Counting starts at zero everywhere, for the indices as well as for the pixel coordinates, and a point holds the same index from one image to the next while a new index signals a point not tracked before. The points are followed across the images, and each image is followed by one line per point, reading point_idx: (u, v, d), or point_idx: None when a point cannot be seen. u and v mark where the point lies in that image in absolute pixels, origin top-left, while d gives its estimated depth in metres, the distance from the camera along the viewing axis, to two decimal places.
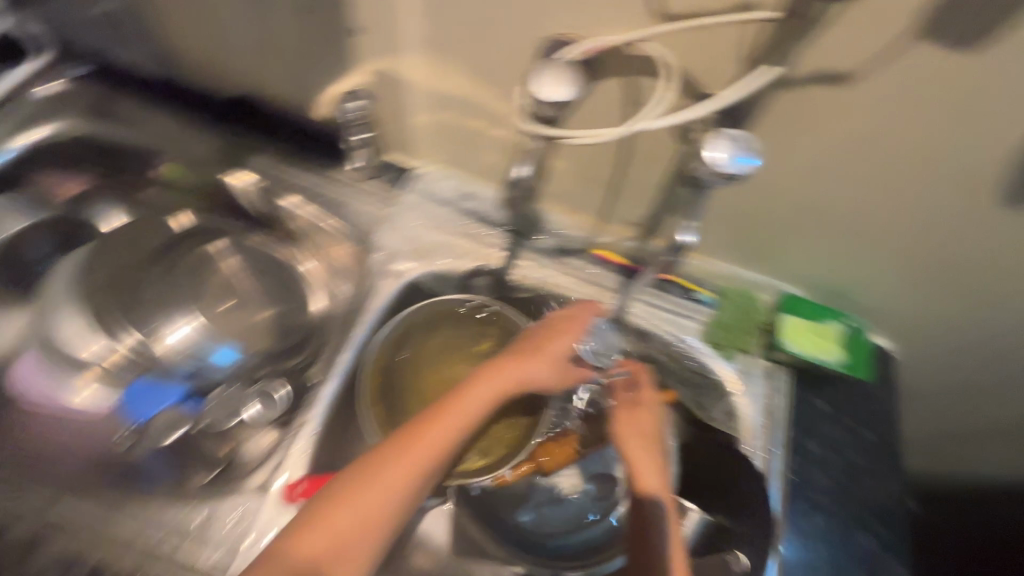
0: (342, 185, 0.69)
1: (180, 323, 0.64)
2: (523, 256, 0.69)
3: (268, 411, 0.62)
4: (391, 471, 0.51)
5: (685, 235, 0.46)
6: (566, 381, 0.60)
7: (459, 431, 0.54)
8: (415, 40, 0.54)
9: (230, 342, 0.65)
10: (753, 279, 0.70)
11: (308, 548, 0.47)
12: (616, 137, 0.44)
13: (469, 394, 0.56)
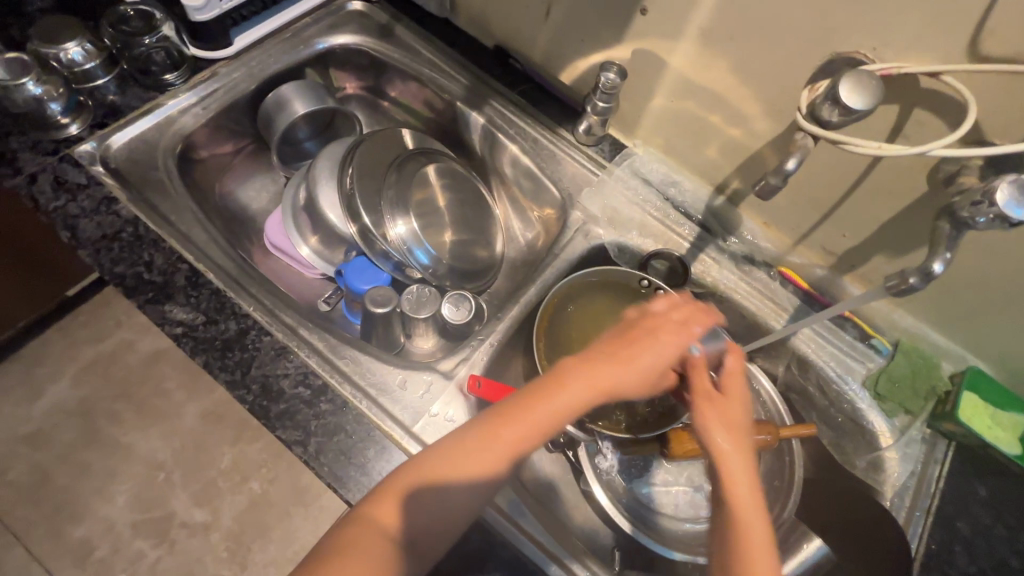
0: (562, 145, 0.76)
1: (399, 220, 0.72)
2: (708, 254, 0.72)
3: (454, 317, 0.68)
4: (475, 458, 0.46)
5: (937, 267, 0.45)
6: (650, 390, 0.49)
7: (532, 425, 0.47)
8: (696, 30, 0.59)
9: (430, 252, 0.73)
10: (939, 344, 0.67)
11: (381, 510, 0.45)
12: (898, 155, 0.46)
13: (557, 384, 0.48)
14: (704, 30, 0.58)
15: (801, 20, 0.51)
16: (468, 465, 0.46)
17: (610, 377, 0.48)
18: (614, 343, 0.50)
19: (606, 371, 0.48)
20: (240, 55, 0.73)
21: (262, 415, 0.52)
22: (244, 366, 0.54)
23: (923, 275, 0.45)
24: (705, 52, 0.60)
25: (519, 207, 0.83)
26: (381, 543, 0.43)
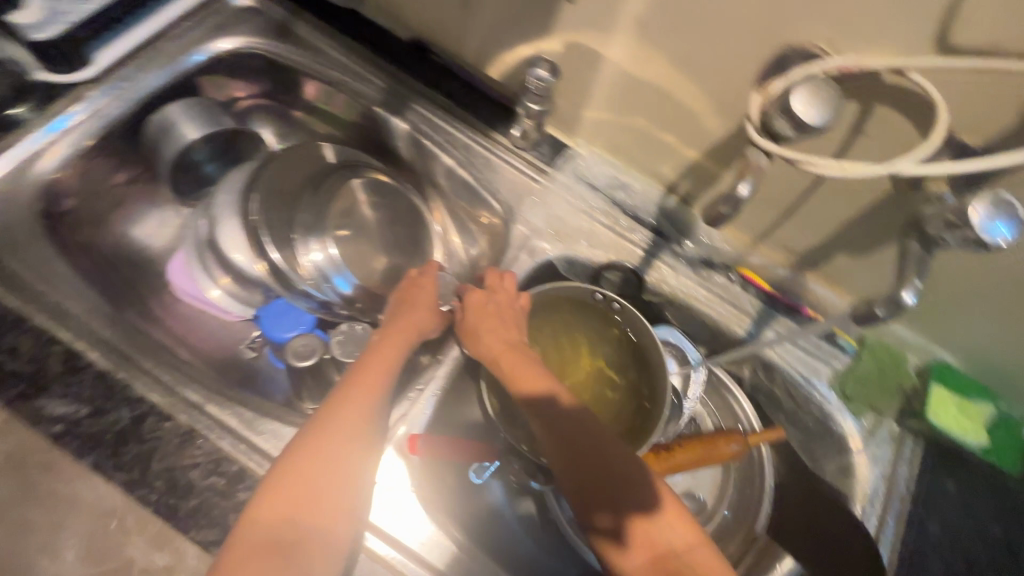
0: (497, 149, 0.68)
1: (313, 247, 0.66)
2: (663, 260, 0.67)
3: None
4: (345, 421, 0.48)
5: (909, 295, 0.41)
6: (445, 322, 0.61)
7: (365, 389, 0.51)
8: (631, 19, 0.51)
9: (350, 276, 0.67)
10: (906, 338, 0.65)
11: (264, 517, 0.43)
12: (868, 174, 0.39)
13: (374, 357, 0.54)
14: (640, 20, 0.51)
15: (746, 8, 0.44)
16: (338, 441, 0.47)
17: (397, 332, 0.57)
18: (398, 310, 0.60)
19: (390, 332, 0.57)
20: (106, 74, 0.62)
21: (169, 517, 0.46)
22: (142, 461, 0.47)
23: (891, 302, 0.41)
24: (643, 45, 0.52)
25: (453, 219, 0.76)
26: (267, 551, 0.41)
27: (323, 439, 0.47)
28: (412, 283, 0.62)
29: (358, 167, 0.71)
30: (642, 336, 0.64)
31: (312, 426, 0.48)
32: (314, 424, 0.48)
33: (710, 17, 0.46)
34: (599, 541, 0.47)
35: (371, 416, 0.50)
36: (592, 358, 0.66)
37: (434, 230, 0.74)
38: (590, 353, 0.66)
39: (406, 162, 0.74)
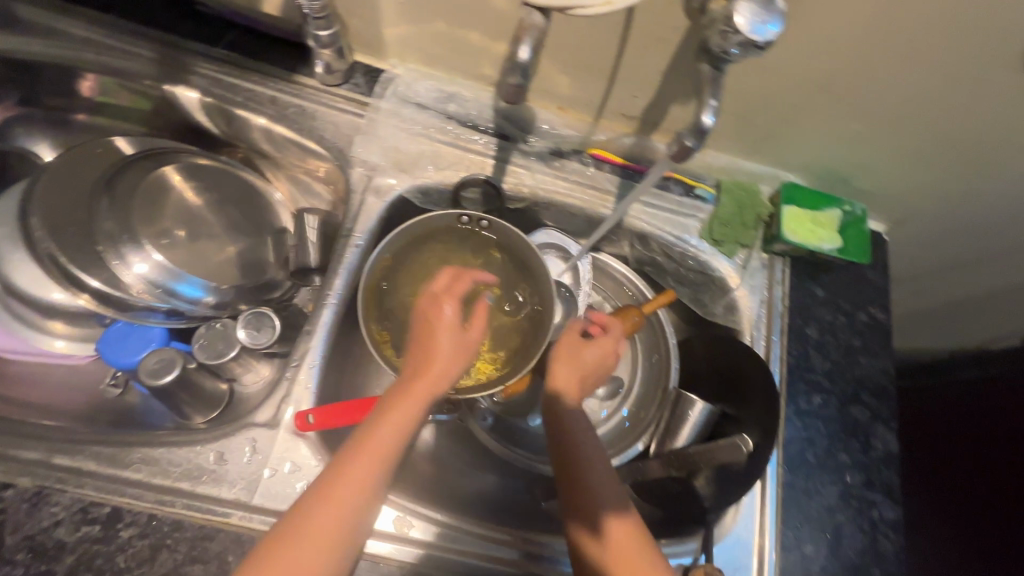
0: (308, 94, 0.62)
1: (136, 259, 0.59)
2: (515, 162, 0.65)
3: (254, 339, 0.58)
4: (315, 534, 0.40)
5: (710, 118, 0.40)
6: (461, 362, 0.47)
7: (376, 464, 0.43)
8: None
9: (192, 277, 0.61)
10: (754, 170, 0.68)
11: None
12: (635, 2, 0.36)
13: (383, 439, 0.43)
14: None
15: None
16: (334, 518, 0.41)
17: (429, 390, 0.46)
18: (424, 355, 0.47)
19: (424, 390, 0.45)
20: None
21: None
22: None
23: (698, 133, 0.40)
24: None
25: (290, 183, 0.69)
26: None
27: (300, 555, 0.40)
28: (431, 316, 0.48)
29: (168, 154, 0.63)
30: (517, 243, 0.63)
31: (293, 529, 0.41)
32: (311, 503, 0.42)
33: None
34: (577, 531, 0.51)
35: (370, 498, 0.43)
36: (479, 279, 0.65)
37: (272, 198, 0.68)
38: (474, 276, 0.65)
39: (216, 136, 0.66)
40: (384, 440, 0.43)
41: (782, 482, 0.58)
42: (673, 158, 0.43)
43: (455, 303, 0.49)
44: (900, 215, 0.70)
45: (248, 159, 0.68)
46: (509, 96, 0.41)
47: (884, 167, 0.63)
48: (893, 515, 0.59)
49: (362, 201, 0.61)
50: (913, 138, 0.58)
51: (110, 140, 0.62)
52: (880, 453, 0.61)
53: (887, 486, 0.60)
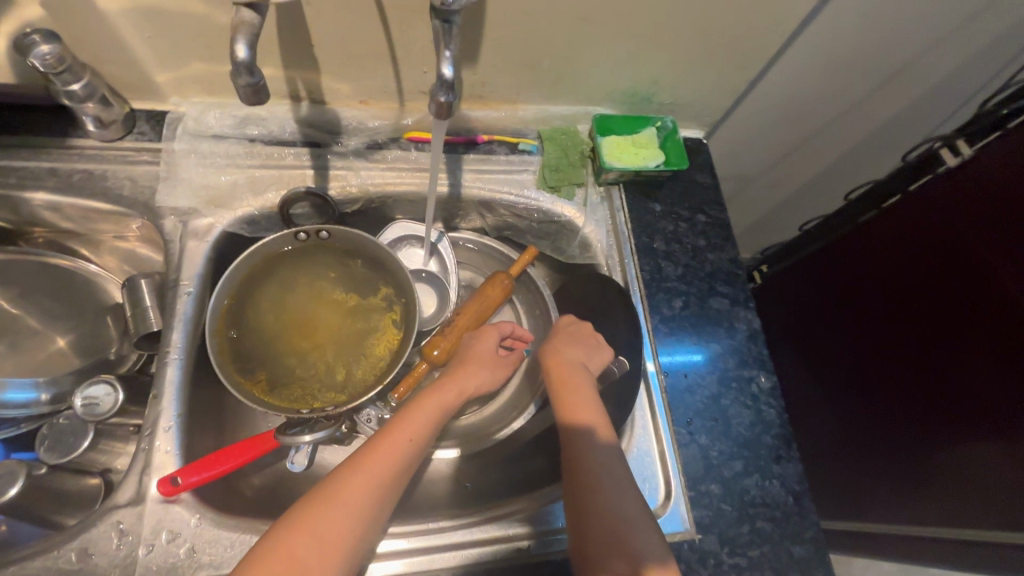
0: (90, 155, 0.58)
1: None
2: (335, 166, 0.64)
3: (94, 412, 0.55)
4: (342, 519, 0.45)
5: (449, 68, 0.41)
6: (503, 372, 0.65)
7: (405, 439, 0.52)
8: None
9: (8, 384, 0.59)
10: (567, 112, 0.70)
11: None
12: None
13: (403, 431, 0.52)
14: None
15: None
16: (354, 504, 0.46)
17: (453, 389, 0.59)
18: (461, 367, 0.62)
19: (447, 388, 0.59)
20: None
21: None
22: None
23: (445, 86, 0.42)
24: None
25: (113, 253, 0.67)
26: None
27: (330, 529, 0.44)
28: (486, 335, 0.65)
29: None
30: (362, 244, 0.63)
31: (331, 508, 0.45)
32: (340, 486, 0.47)
33: None
34: None
35: (388, 496, 0.49)
36: (340, 293, 0.63)
37: (93, 273, 0.66)
38: (335, 289, 0.63)
39: (6, 224, 0.62)
40: (407, 436, 0.52)
41: (664, 387, 0.62)
42: (438, 117, 0.44)
43: (494, 338, 0.65)
44: (710, 118, 0.76)
45: (54, 243, 0.65)
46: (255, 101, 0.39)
47: (674, 77, 0.67)
48: (769, 382, 0.63)
49: (182, 248, 0.59)
50: (685, 45, 0.62)
51: None
52: (745, 332, 0.66)
53: (760, 360, 0.64)
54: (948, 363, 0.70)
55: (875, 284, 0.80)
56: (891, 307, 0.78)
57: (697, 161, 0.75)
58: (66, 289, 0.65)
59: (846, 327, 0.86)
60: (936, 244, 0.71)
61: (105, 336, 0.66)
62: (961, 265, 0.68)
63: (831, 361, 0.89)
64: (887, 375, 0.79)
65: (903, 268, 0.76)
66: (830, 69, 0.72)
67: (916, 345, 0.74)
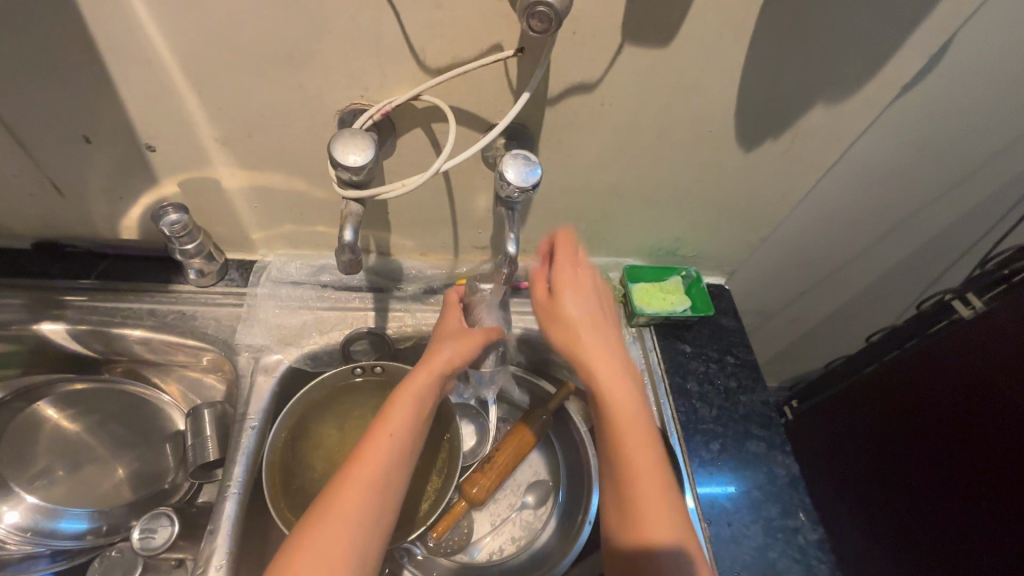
0: (185, 298, 0.67)
1: (6, 509, 0.61)
2: (394, 308, 0.72)
3: (148, 545, 0.56)
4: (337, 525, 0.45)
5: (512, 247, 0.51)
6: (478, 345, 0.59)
7: (385, 433, 0.51)
8: (213, 143, 0.55)
9: (68, 511, 0.63)
10: (600, 262, 0.79)
11: None
12: (423, 182, 0.47)
13: (383, 425, 0.52)
14: (220, 140, 0.55)
15: (288, 101, 0.51)
16: (348, 514, 0.46)
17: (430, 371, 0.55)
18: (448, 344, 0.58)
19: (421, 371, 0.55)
20: None
21: None
22: None
23: (510, 258, 0.51)
24: (239, 157, 0.57)
25: (180, 379, 0.72)
26: None
27: (320, 536, 0.45)
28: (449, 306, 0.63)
29: (38, 391, 0.66)
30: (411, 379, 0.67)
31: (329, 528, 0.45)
32: (329, 500, 0.47)
33: (268, 117, 0.53)
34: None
35: (380, 496, 0.48)
36: None
37: (164, 402, 0.71)
38: None
39: (96, 357, 0.68)
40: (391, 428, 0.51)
41: (709, 536, 0.61)
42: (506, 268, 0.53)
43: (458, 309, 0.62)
44: (731, 267, 0.83)
45: (132, 371, 0.71)
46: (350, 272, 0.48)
47: (695, 236, 0.75)
48: (817, 534, 0.62)
49: (252, 383, 0.64)
50: (705, 211, 0.71)
51: None
52: (786, 479, 0.66)
53: (806, 509, 0.64)
54: (998, 512, 0.70)
55: (907, 428, 0.81)
56: (929, 451, 0.78)
57: (722, 305, 0.81)
58: (135, 417, 0.70)
59: (887, 469, 0.85)
60: (964, 392, 0.74)
61: (162, 463, 0.69)
62: (993, 417, 0.70)
63: (882, 504, 0.87)
64: (936, 521, 0.78)
65: (936, 413, 0.77)
66: (832, 223, 0.81)
67: (961, 491, 0.74)
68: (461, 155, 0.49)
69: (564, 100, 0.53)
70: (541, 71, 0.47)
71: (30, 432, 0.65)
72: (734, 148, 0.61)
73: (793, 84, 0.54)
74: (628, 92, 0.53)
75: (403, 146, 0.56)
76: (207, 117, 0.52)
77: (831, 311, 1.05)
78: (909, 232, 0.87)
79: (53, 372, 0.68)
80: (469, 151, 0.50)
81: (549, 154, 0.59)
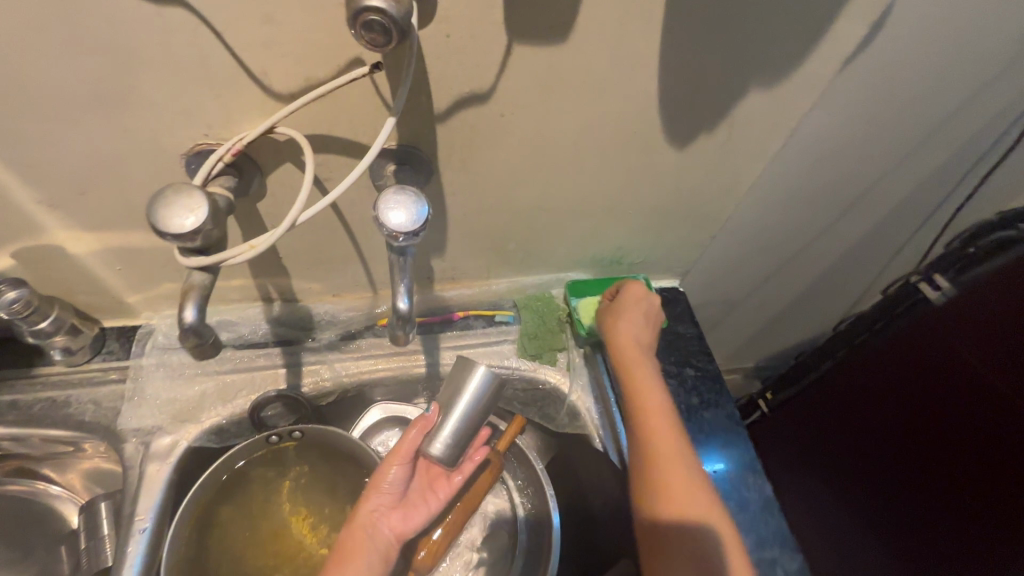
0: (54, 382, 0.57)
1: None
2: (308, 360, 0.63)
3: None
4: None
5: (403, 301, 0.45)
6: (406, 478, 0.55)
7: None
8: (38, 207, 0.45)
9: None
10: (539, 280, 0.71)
11: None
12: (275, 240, 0.38)
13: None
14: (45, 202, 0.45)
15: (116, 149, 0.42)
16: None
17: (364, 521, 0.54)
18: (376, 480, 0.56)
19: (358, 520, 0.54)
20: None
21: None
22: None
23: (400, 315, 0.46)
24: (77, 218, 0.47)
25: (81, 470, 0.63)
26: None
27: None
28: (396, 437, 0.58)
29: None
30: (338, 438, 0.59)
31: None
32: None
33: (95, 169, 0.43)
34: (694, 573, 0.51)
35: None
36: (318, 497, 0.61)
37: (55, 495, 0.63)
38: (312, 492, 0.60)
39: None
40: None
41: None
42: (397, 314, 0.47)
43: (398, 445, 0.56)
44: (683, 267, 0.76)
45: (17, 471, 0.62)
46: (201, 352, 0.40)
47: (640, 241, 0.68)
48: (796, 564, 0.57)
49: (141, 474, 0.54)
50: (645, 215, 0.64)
51: None
52: (759, 503, 0.60)
53: (781, 536, 0.58)
54: (991, 488, 0.68)
55: (891, 411, 0.79)
56: (917, 436, 0.76)
57: (677, 310, 0.75)
58: (22, 520, 0.62)
59: (871, 452, 0.83)
60: (946, 368, 0.72)
61: (57, 571, 0.60)
62: (985, 397, 0.68)
63: (864, 493, 0.85)
64: (928, 501, 0.76)
65: (922, 393, 0.75)
66: (784, 207, 0.75)
67: (950, 473, 0.72)
68: (324, 200, 0.41)
69: (457, 114, 0.45)
70: (405, 94, 0.39)
71: None
72: (665, 146, 0.53)
73: (720, 70, 0.46)
74: (531, 98, 0.45)
75: (275, 186, 0.47)
76: (17, 177, 0.42)
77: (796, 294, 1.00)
78: (866, 205, 0.81)
79: None
80: (334, 193, 0.41)
81: (454, 175, 0.51)
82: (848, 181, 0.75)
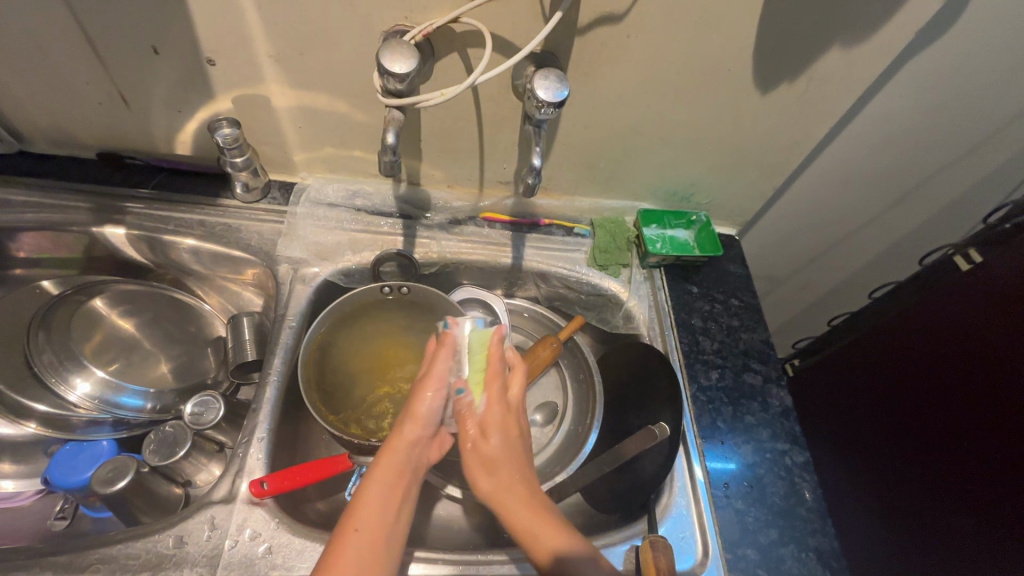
0: (232, 212, 0.73)
1: (79, 380, 0.68)
2: (421, 236, 0.77)
3: (199, 418, 0.64)
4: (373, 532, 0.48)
5: (538, 161, 0.57)
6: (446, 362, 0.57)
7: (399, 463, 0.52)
8: (267, 60, 0.59)
9: (129, 389, 0.70)
10: (616, 206, 0.83)
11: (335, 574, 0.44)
12: (459, 92, 0.54)
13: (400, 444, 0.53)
14: (274, 58, 0.59)
15: (338, 21, 0.55)
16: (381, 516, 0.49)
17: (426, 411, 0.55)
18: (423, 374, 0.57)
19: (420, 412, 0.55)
20: None
21: None
22: None
23: (532, 172, 0.57)
24: (290, 76, 0.61)
25: (220, 294, 0.78)
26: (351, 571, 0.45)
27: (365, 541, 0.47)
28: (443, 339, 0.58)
29: (95, 287, 0.72)
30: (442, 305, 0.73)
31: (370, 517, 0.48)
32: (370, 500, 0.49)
33: (319, 36, 0.57)
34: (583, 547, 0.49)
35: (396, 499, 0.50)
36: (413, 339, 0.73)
37: (205, 312, 0.77)
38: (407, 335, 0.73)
39: (146, 267, 0.74)
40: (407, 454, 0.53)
41: (701, 450, 0.66)
42: (524, 192, 0.60)
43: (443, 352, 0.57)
44: (742, 218, 0.87)
45: (178, 281, 0.76)
46: (388, 173, 0.55)
47: (711, 181, 0.79)
48: (803, 457, 0.67)
49: (291, 290, 0.70)
50: (721, 155, 0.74)
51: (36, 283, 0.70)
52: (779, 409, 0.70)
53: (792, 436, 0.68)
54: (986, 464, 0.71)
55: (899, 376, 0.85)
56: (915, 396, 0.82)
57: (731, 254, 0.85)
58: (174, 321, 0.75)
59: (894, 429, 0.86)
60: (964, 350, 0.75)
61: (206, 362, 0.76)
62: (979, 355, 0.73)
63: (863, 447, 0.92)
64: (936, 479, 0.79)
65: (941, 372, 0.78)
66: (840, 177, 0.85)
67: (939, 426, 0.78)
68: (495, 70, 0.54)
69: (594, 30, 0.57)
70: None
71: (83, 325, 0.71)
72: (751, 89, 0.64)
73: (811, 23, 0.57)
74: (654, 24, 0.56)
75: (440, 71, 0.60)
76: (265, 33, 0.57)
77: (842, 279, 1.07)
78: (926, 194, 0.89)
79: (103, 274, 0.73)
80: (504, 67, 0.54)
81: (575, 87, 0.63)
82: (909, 163, 0.83)
